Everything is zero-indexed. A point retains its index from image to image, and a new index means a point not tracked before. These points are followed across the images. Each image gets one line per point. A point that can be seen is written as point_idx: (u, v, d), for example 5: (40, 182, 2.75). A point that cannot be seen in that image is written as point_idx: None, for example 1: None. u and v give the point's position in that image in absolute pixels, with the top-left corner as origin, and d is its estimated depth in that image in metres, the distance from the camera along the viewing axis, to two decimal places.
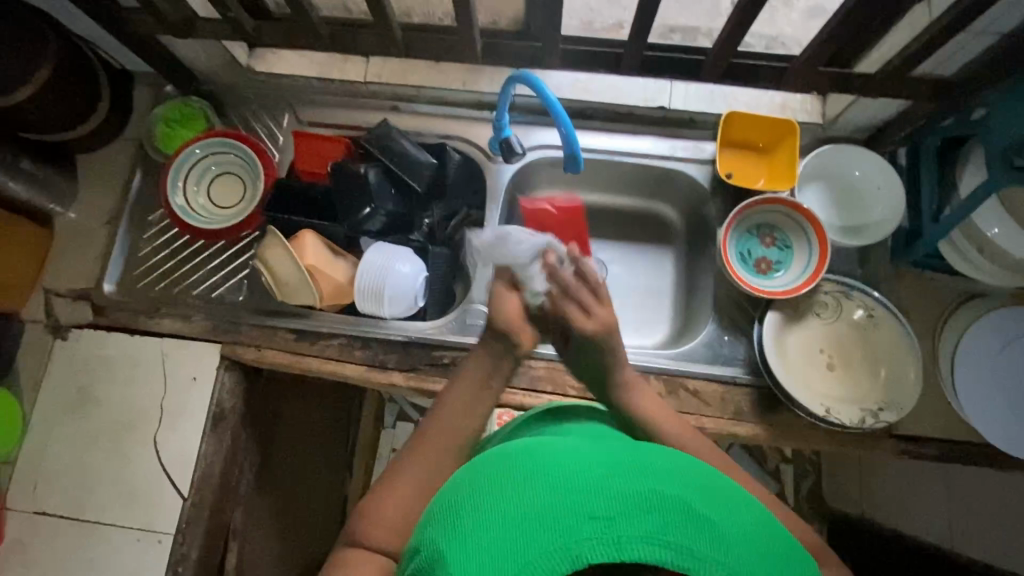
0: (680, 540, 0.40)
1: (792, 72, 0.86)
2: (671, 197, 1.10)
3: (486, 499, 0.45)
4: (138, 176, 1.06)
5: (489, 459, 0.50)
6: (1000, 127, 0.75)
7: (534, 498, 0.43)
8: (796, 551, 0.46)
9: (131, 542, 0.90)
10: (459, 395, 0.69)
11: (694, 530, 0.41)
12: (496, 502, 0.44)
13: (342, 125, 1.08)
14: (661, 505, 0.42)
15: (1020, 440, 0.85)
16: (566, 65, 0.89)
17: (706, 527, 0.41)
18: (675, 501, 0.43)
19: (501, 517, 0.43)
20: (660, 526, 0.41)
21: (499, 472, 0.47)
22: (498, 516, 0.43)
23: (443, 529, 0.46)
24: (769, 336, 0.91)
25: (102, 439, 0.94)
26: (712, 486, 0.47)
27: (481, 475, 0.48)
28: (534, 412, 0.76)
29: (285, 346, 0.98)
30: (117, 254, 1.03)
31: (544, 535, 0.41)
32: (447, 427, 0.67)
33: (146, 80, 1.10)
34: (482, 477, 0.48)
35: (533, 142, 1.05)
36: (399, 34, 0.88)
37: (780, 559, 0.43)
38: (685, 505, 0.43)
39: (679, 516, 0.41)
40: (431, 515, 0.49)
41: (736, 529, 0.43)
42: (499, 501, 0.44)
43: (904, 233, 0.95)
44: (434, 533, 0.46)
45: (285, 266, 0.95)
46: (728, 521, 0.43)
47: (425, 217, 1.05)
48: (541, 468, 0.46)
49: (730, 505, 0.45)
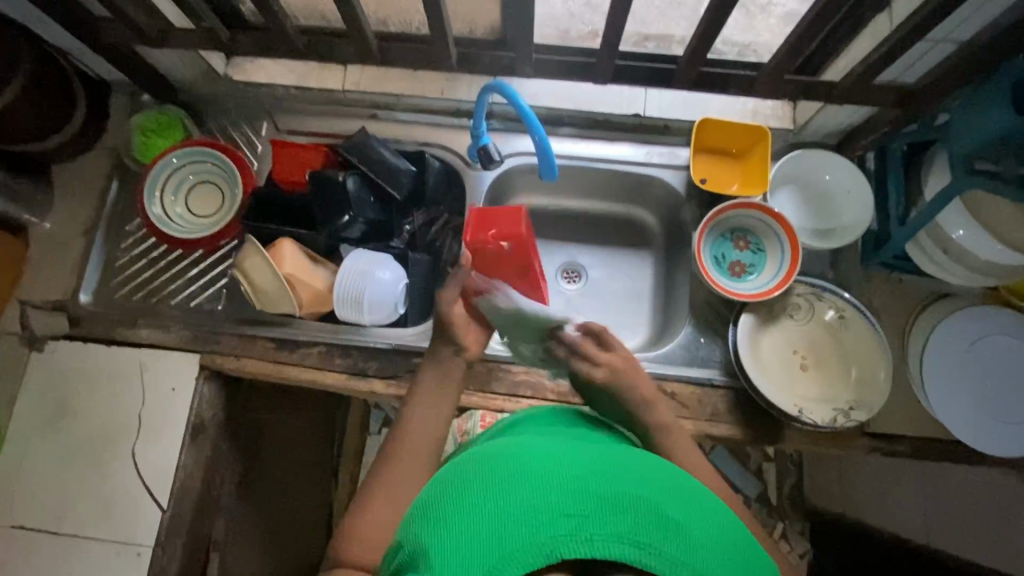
0: (649, 539, 0.41)
1: (761, 80, 0.88)
2: (648, 203, 1.11)
3: (465, 493, 0.46)
4: (115, 186, 1.06)
5: (475, 459, 0.51)
6: (959, 133, 0.77)
7: (512, 493, 0.44)
8: (760, 559, 0.48)
9: (110, 555, 0.89)
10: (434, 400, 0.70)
11: (664, 531, 0.42)
12: (475, 496, 0.45)
13: (320, 133, 1.09)
14: (633, 506, 0.44)
15: (986, 436, 0.87)
16: (540, 74, 0.90)
17: (677, 531, 0.43)
18: (646, 503, 0.44)
19: (482, 512, 0.44)
20: (631, 525, 0.42)
21: (479, 468, 0.48)
22: (476, 510, 0.44)
23: (422, 522, 0.47)
24: (743, 336, 0.93)
25: (79, 451, 0.93)
26: (684, 492, 0.49)
27: (462, 471, 0.50)
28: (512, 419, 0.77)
29: (265, 355, 0.98)
30: (95, 264, 1.02)
31: (519, 529, 0.42)
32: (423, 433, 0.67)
33: (122, 89, 1.10)
34: (462, 474, 0.49)
35: (511, 149, 1.06)
36: (375, 44, 0.88)
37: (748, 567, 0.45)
38: (655, 507, 0.44)
39: (649, 517, 0.43)
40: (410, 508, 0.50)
41: (703, 533, 0.45)
42: (478, 495, 0.45)
43: (873, 235, 0.98)
44: (417, 528, 0.47)
45: (262, 275, 0.94)
46: (696, 525, 0.45)
47: (406, 223, 1.05)
48: (520, 466, 0.47)
49: (703, 512, 0.47)
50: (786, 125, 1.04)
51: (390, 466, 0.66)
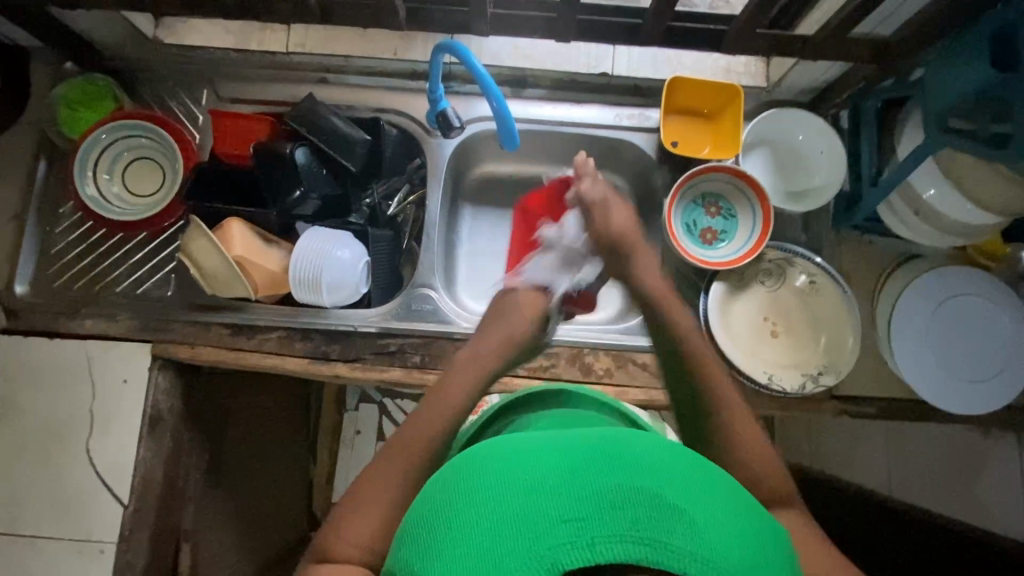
0: (652, 534, 0.41)
1: (732, 35, 0.82)
2: (619, 167, 1.06)
3: (456, 512, 0.44)
4: (43, 166, 0.97)
5: (463, 465, 0.49)
6: (935, 90, 0.75)
7: (507, 504, 0.43)
8: (771, 530, 0.47)
9: (73, 554, 0.87)
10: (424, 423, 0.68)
11: (666, 522, 0.42)
12: (468, 512, 0.44)
13: (267, 102, 1.01)
14: (633, 501, 0.43)
15: (950, 394, 0.88)
16: (498, 32, 0.83)
17: (677, 517, 0.42)
18: (640, 494, 0.43)
19: (474, 532, 0.42)
20: (631, 523, 0.41)
21: (465, 481, 0.47)
22: (471, 523, 0.43)
23: (415, 546, 0.45)
24: (714, 305, 0.92)
25: (30, 451, 0.89)
26: (685, 467, 0.47)
27: (453, 480, 0.48)
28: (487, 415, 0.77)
29: (220, 342, 0.94)
30: (26, 253, 0.95)
31: (517, 548, 0.41)
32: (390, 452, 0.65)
33: (42, 57, 0.99)
34: (452, 487, 0.47)
35: (472, 115, 1.00)
36: (314, 1, 0.80)
37: (754, 536, 0.44)
38: (655, 495, 0.43)
39: (646, 508, 0.42)
40: (403, 529, 0.49)
41: (706, 511, 0.44)
42: (473, 508, 0.44)
43: (844, 197, 0.95)
44: (410, 551, 0.45)
45: (209, 259, 0.89)
46: (700, 506, 0.44)
47: (365, 198, 0.99)
48: (511, 472, 0.45)
49: (698, 484, 0.46)
50: (760, 83, 0.99)
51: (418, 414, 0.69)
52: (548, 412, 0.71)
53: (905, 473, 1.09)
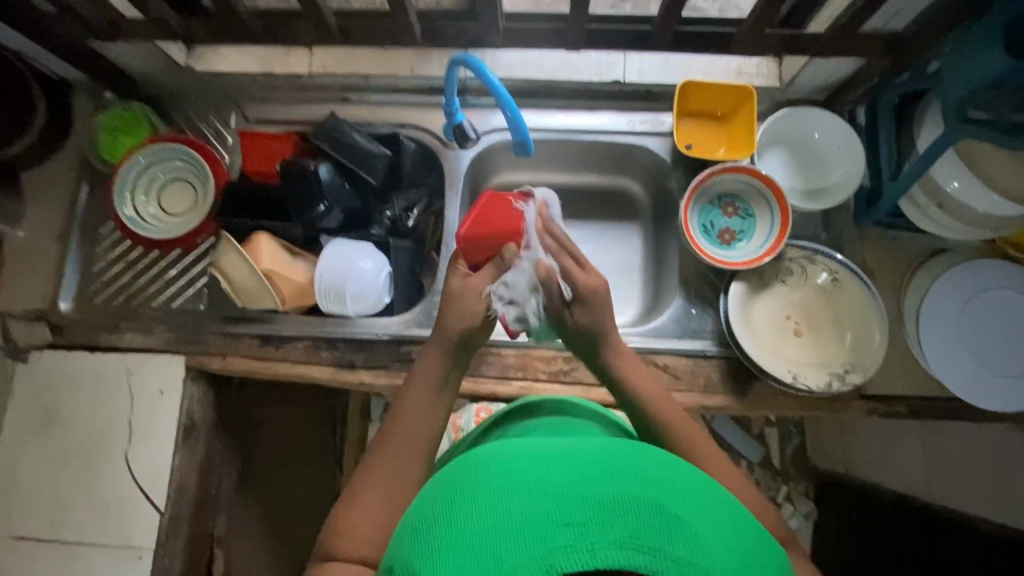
0: (652, 542, 0.40)
1: (741, 36, 0.83)
2: (634, 172, 1.08)
3: (456, 516, 0.44)
4: (85, 190, 1.03)
5: (466, 471, 0.49)
6: (951, 81, 0.74)
7: (508, 508, 0.43)
8: (775, 553, 0.46)
9: (112, 559, 0.90)
10: (378, 469, 0.63)
11: (666, 531, 0.41)
12: (468, 514, 0.44)
13: (290, 122, 1.06)
14: (635, 508, 0.42)
15: (985, 392, 0.85)
16: (510, 44, 0.86)
17: (679, 529, 0.41)
18: (643, 503, 0.42)
19: (473, 534, 0.42)
20: (633, 529, 0.40)
21: (469, 486, 0.46)
22: (473, 524, 0.43)
23: (414, 546, 0.45)
24: (735, 306, 0.91)
25: (73, 460, 0.93)
26: (690, 486, 0.46)
27: (459, 483, 0.48)
28: (501, 412, 0.80)
29: (250, 352, 0.97)
30: (71, 271, 1.00)
31: (516, 547, 0.40)
32: (372, 480, 0.62)
33: (84, 87, 1.05)
34: (453, 491, 0.47)
35: (487, 126, 1.03)
36: (335, 23, 0.84)
37: (757, 559, 0.43)
38: (658, 506, 0.42)
39: (649, 517, 0.41)
40: (404, 531, 0.48)
41: (709, 526, 0.43)
42: (473, 509, 0.44)
43: (866, 194, 0.94)
44: (408, 549, 0.45)
45: (240, 272, 0.92)
46: (703, 520, 0.43)
47: (386, 210, 1.02)
48: (514, 478, 0.45)
49: (703, 503, 0.45)
50: (773, 82, 1.00)
51: (377, 456, 0.64)
52: (564, 422, 0.73)
53: (944, 477, 1.04)
